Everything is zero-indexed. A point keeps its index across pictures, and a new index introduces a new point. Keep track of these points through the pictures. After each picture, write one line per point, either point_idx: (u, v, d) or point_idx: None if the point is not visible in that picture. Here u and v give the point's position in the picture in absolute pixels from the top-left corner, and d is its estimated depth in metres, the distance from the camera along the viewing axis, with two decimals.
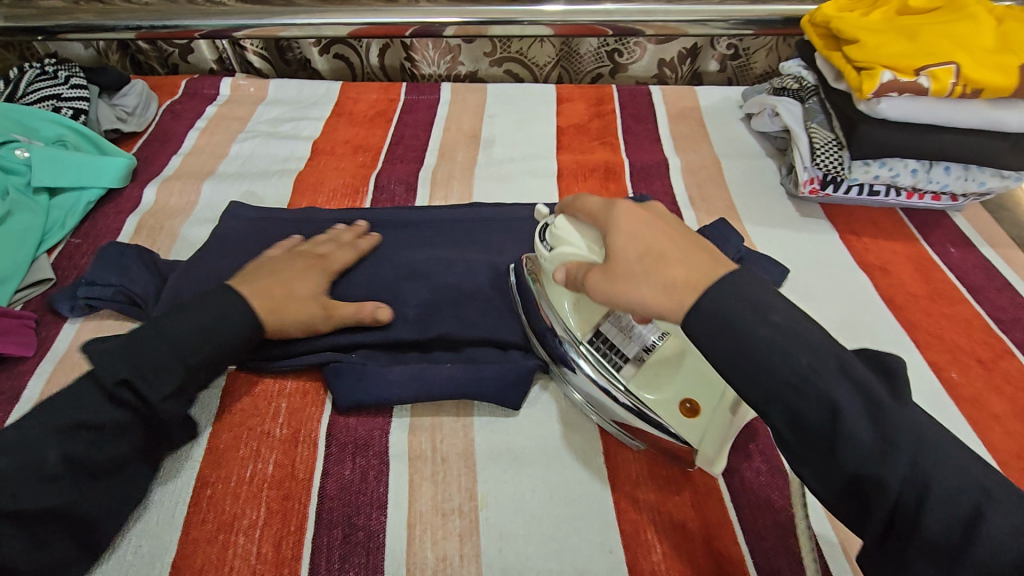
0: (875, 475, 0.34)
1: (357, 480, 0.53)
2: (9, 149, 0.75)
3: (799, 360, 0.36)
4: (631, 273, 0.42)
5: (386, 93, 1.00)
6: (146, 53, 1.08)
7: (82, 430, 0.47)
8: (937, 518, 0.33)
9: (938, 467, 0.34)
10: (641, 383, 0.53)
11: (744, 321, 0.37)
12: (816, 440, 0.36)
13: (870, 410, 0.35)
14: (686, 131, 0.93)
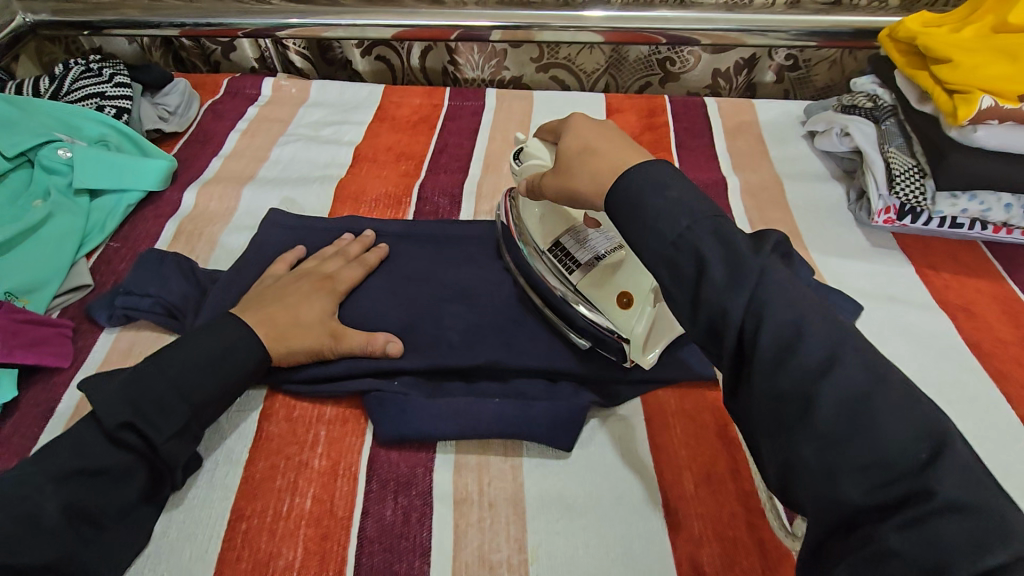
0: (721, 303, 0.36)
1: (399, 521, 0.50)
2: (52, 149, 0.73)
3: (678, 221, 0.39)
4: (571, 166, 0.49)
5: (429, 98, 0.96)
6: (188, 50, 1.06)
7: (82, 475, 0.45)
8: (775, 341, 0.34)
9: (773, 297, 0.35)
10: (587, 284, 0.58)
11: (650, 191, 0.41)
12: (686, 287, 0.38)
13: (727, 252, 0.37)
14: (745, 147, 0.88)
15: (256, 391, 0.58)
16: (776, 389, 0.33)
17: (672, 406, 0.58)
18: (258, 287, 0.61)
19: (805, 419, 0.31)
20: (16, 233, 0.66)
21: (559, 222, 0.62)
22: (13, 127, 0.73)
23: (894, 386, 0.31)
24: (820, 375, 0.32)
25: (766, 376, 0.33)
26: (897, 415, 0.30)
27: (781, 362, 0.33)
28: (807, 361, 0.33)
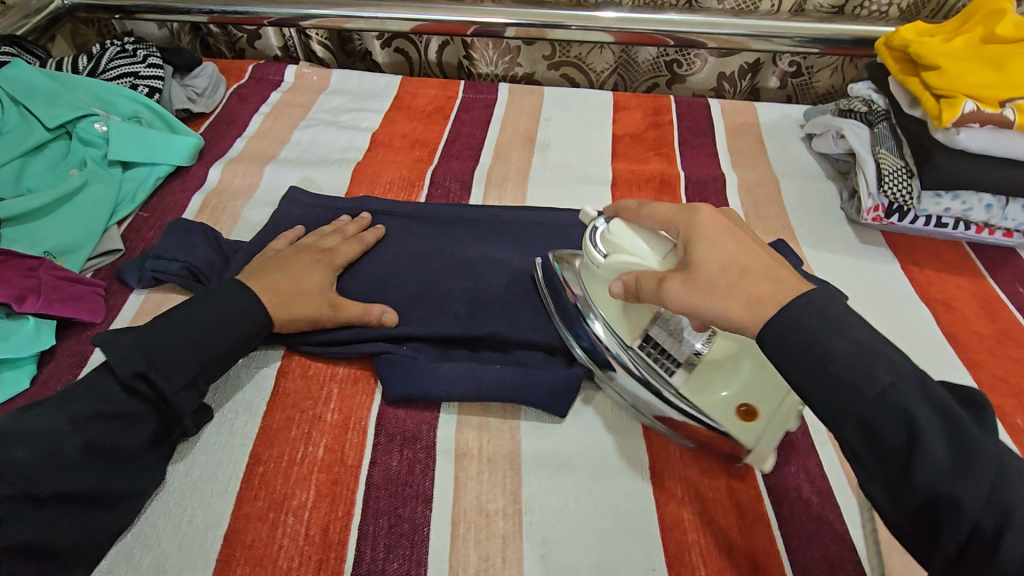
0: (954, 497, 0.33)
1: (404, 471, 0.54)
2: (89, 122, 0.78)
3: (881, 378, 0.36)
4: (713, 285, 0.42)
5: (444, 90, 1.01)
6: (216, 37, 1.12)
7: (99, 419, 0.49)
8: (1018, 542, 0.32)
9: (1018, 494, 0.33)
10: (692, 388, 0.54)
11: (826, 339, 0.38)
12: (893, 459, 0.36)
13: (951, 432, 0.35)
14: (745, 147, 0.92)
15: (270, 352, 0.62)
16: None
17: None
18: (262, 258, 0.65)
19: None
20: (54, 199, 0.70)
21: (643, 312, 0.55)
22: (54, 101, 0.77)
23: None
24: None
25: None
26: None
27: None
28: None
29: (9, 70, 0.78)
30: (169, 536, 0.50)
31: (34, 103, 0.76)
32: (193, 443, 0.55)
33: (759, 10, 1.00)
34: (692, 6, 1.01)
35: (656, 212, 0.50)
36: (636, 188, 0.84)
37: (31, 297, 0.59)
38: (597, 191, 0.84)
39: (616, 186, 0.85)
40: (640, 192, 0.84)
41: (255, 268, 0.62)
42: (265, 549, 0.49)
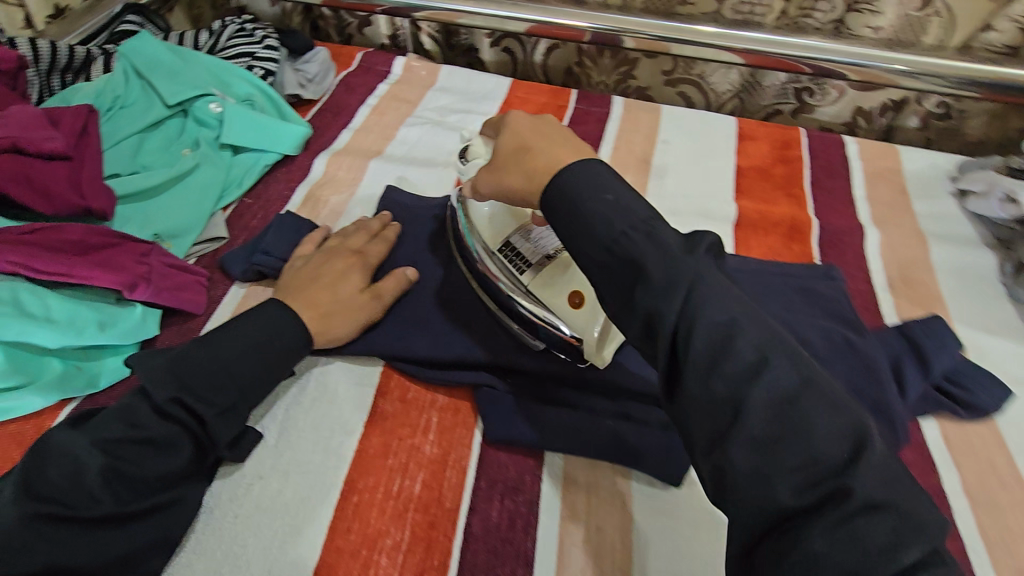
0: (657, 311, 0.38)
1: (505, 525, 0.50)
2: (205, 102, 0.76)
3: (615, 226, 0.41)
4: (506, 164, 0.50)
5: (555, 98, 0.95)
6: (327, 20, 1.10)
7: (126, 442, 0.44)
8: (702, 341, 0.36)
9: (709, 308, 0.37)
10: (539, 284, 0.55)
11: (581, 196, 0.43)
12: (622, 286, 0.40)
13: (660, 254, 0.39)
14: (887, 196, 0.82)
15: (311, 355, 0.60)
16: (709, 390, 0.35)
17: None
18: (298, 270, 0.61)
19: (739, 424, 0.34)
20: (169, 179, 0.69)
21: (509, 221, 0.59)
22: (176, 76, 0.76)
23: (819, 395, 0.34)
24: (752, 376, 0.34)
25: (702, 379, 0.35)
26: (823, 418, 0.33)
27: (713, 366, 0.35)
28: (743, 363, 0.35)
29: (135, 42, 0.77)
30: (259, 558, 0.47)
31: (158, 78, 0.76)
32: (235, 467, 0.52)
33: (917, 43, 0.90)
34: (838, 32, 0.91)
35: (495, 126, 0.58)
36: (763, 231, 0.77)
37: (142, 285, 0.57)
38: (719, 230, 0.77)
39: (740, 227, 0.78)
40: (767, 237, 0.76)
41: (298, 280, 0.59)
42: None
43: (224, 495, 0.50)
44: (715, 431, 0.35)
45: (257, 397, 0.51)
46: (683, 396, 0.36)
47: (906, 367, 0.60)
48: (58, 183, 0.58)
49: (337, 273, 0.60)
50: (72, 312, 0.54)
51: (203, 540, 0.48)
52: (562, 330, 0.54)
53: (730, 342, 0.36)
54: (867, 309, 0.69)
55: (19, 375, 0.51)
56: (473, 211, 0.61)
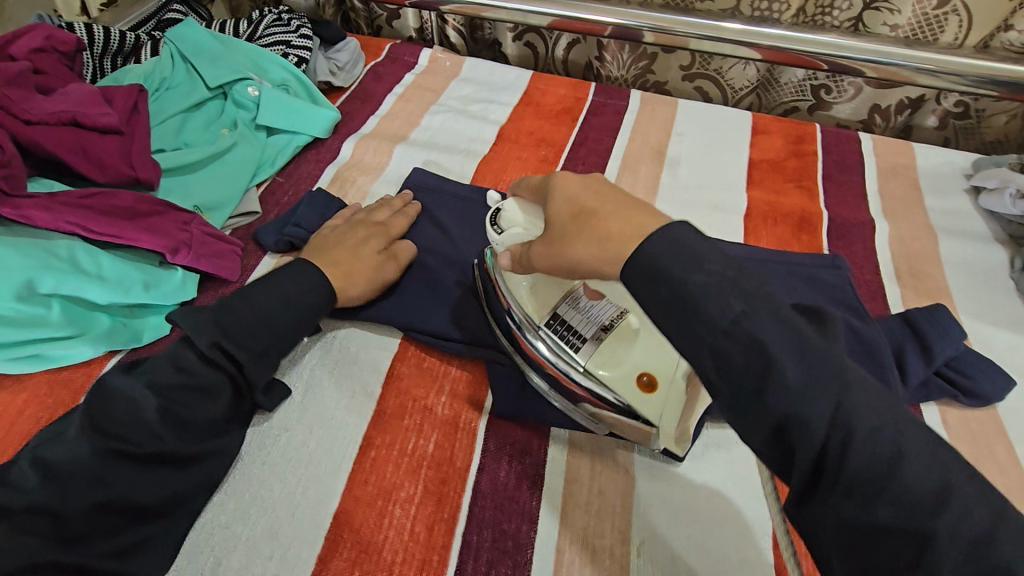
0: (801, 420, 0.33)
1: (511, 484, 0.53)
2: (243, 86, 0.81)
3: (731, 306, 0.34)
4: (568, 233, 0.43)
5: (574, 90, 0.98)
6: (357, 12, 1.14)
7: (177, 388, 0.49)
8: (861, 458, 0.32)
9: (863, 415, 0.32)
10: (598, 361, 0.54)
11: (682, 276, 0.36)
12: (747, 386, 0.34)
13: (794, 350, 0.34)
14: (899, 191, 0.83)
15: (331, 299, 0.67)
16: (869, 517, 0.32)
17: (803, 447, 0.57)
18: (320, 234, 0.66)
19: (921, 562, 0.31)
20: (207, 156, 0.74)
21: (553, 291, 0.57)
22: (217, 62, 0.82)
23: (1006, 521, 0.31)
24: (933, 507, 0.31)
25: (864, 507, 0.32)
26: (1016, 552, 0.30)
27: (875, 490, 0.32)
28: (918, 492, 0.32)
29: (182, 30, 0.83)
30: (284, 503, 0.51)
31: (201, 63, 0.81)
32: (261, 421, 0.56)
33: (936, 41, 0.90)
34: (856, 29, 0.93)
35: (530, 183, 0.52)
36: (773, 222, 0.79)
37: (184, 250, 0.61)
38: (729, 220, 0.79)
39: (750, 217, 0.80)
40: (776, 227, 0.78)
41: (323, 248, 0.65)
42: (372, 535, 0.49)
43: (253, 443, 0.54)
44: (887, 570, 0.32)
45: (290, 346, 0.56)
46: (828, 519, 0.33)
47: (908, 354, 0.62)
48: (110, 154, 0.63)
49: (359, 243, 0.63)
50: (120, 272, 0.58)
51: (233, 483, 0.52)
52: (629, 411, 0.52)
53: (897, 468, 0.32)
54: (871, 298, 0.70)
55: (71, 327, 0.55)
56: (512, 281, 0.57)
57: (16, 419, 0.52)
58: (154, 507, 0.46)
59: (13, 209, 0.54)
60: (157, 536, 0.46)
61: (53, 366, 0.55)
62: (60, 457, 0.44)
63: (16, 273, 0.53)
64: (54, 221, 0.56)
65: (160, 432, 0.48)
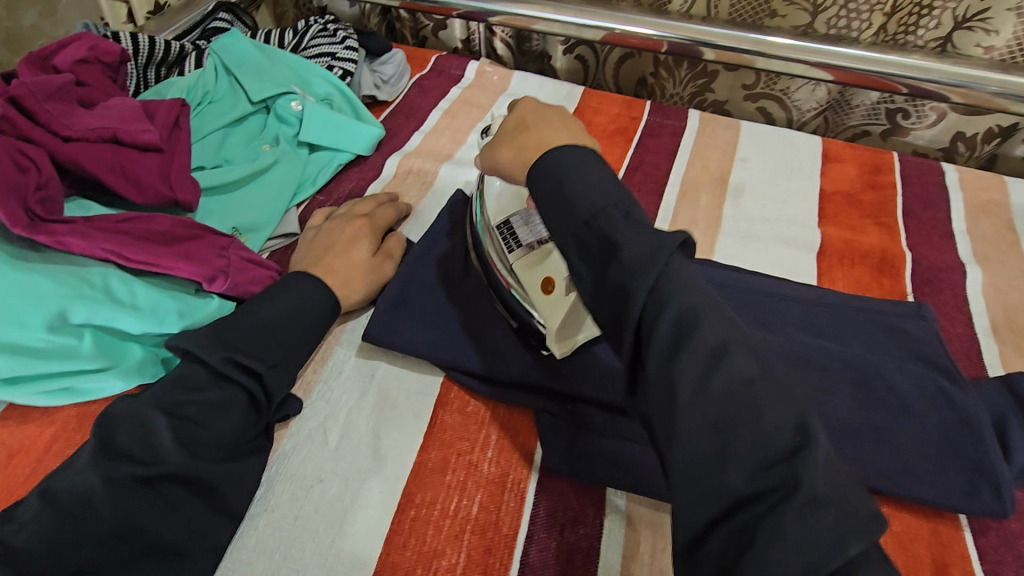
0: (629, 287, 0.37)
1: (563, 557, 0.48)
2: (287, 100, 0.78)
3: (597, 201, 0.41)
4: (501, 140, 0.50)
5: (628, 109, 0.93)
6: (403, 22, 1.11)
7: (185, 404, 0.46)
8: (668, 321, 0.36)
9: (679, 291, 0.37)
10: (520, 266, 0.57)
11: (568, 169, 0.42)
12: (598, 253, 0.40)
13: (643, 231, 0.39)
14: (990, 232, 0.75)
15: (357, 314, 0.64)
16: (670, 376, 0.34)
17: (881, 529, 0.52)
18: (338, 237, 0.64)
19: (694, 405, 0.33)
20: (249, 174, 0.71)
21: (514, 202, 0.61)
22: (261, 74, 0.79)
23: (774, 384, 0.34)
24: (712, 362, 0.34)
25: (663, 360, 0.35)
26: (777, 409, 0.32)
27: (675, 349, 0.35)
28: (704, 350, 0.35)
29: (227, 40, 0.80)
30: (315, 566, 0.47)
31: (244, 76, 0.78)
32: (290, 469, 0.52)
33: None
34: (944, 50, 0.85)
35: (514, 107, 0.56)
36: (850, 263, 0.72)
37: (221, 278, 0.57)
38: (800, 258, 0.72)
39: (823, 256, 0.73)
40: (853, 269, 0.71)
41: (359, 264, 0.62)
42: None
43: (285, 495, 0.50)
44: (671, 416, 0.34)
45: (300, 360, 0.54)
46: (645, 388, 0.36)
47: (1011, 426, 0.55)
48: (149, 174, 0.60)
49: (377, 265, 0.63)
50: (155, 300, 0.55)
51: (262, 539, 0.48)
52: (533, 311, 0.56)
53: (693, 329, 0.35)
54: (965, 357, 0.63)
55: (103, 360, 0.52)
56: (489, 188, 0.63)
57: (44, 455, 0.50)
58: (179, 546, 0.43)
59: (47, 235, 0.50)
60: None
61: (85, 400, 0.53)
62: (68, 487, 0.41)
63: (48, 302, 0.50)
64: (90, 247, 0.52)
65: (170, 454, 0.44)
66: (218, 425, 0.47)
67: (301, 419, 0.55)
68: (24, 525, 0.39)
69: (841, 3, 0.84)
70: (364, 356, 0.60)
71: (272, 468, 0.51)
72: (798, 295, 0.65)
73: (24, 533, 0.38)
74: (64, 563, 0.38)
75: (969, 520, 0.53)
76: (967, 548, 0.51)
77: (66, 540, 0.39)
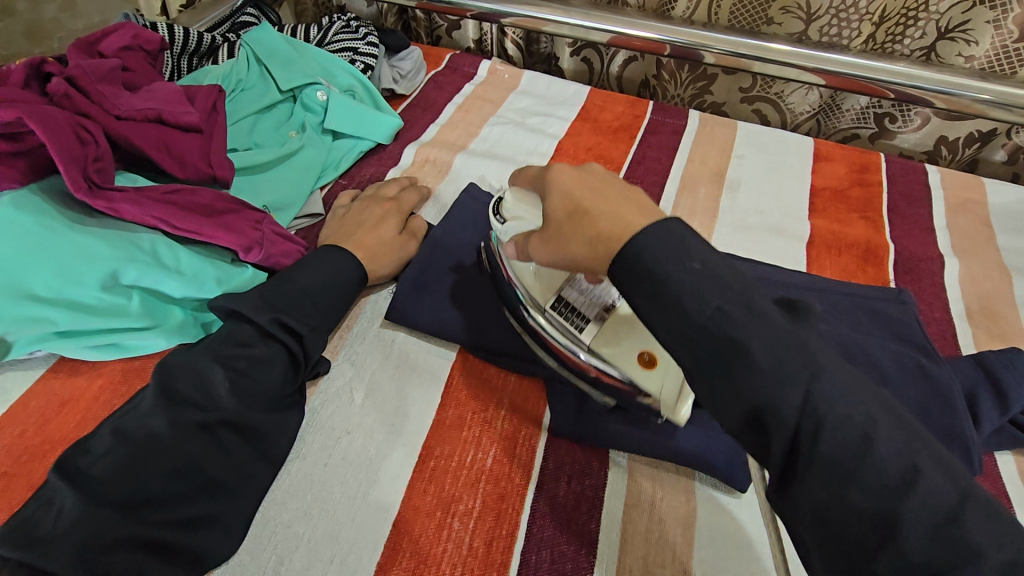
0: (772, 400, 0.35)
1: (570, 504, 0.52)
2: (312, 90, 0.83)
3: (709, 302, 0.38)
4: (565, 231, 0.46)
5: (631, 108, 0.98)
6: (418, 22, 1.16)
7: (237, 356, 0.52)
8: (833, 439, 0.33)
9: (836, 402, 0.34)
10: (602, 340, 0.53)
11: (661, 268, 0.39)
12: (723, 369, 0.37)
13: (766, 337, 0.36)
14: (969, 228, 0.81)
15: (382, 288, 0.69)
16: (843, 498, 0.33)
17: None
18: (367, 216, 0.70)
19: (891, 541, 0.31)
20: (277, 156, 0.76)
21: (556, 273, 0.57)
22: (289, 66, 0.84)
23: (977, 506, 0.32)
24: (902, 488, 0.32)
25: (839, 489, 0.33)
26: (992, 540, 0.31)
27: (850, 473, 0.33)
28: (889, 471, 0.32)
29: (257, 33, 0.86)
30: (344, 508, 0.51)
31: (274, 66, 0.83)
32: (320, 423, 0.57)
33: (1013, 75, 0.88)
34: (928, 58, 0.91)
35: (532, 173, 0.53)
36: (837, 252, 0.77)
37: (256, 249, 0.61)
38: (791, 247, 0.78)
39: (812, 246, 0.78)
40: (840, 259, 0.76)
41: (386, 241, 0.68)
42: (430, 546, 0.49)
43: (315, 445, 0.55)
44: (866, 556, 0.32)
45: (333, 323, 0.60)
46: (800, 502, 0.34)
47: (982, 400, 0.59)
48: (191, 152, 0.65)
49: (402, 244, 0.69)
50: (196, 267, 0.59)
51: (295, 481, 0.53)
52: (633, 387, 0.52)
53: (870, 447, 0.33)
54: (942, 337, 0.68)
55: (147, 319, 0.57)
56: (517, 269, 0.58)
57: (93, 404, 0.54)
58: (225, 482, 0.48)
59: (104, 202, 0.55)
60: (218, 513, 0.47)
61: (127, 355, 0.57)
62: (136, 427, 0.47)
63: (102, 264, 0.54)
64: (141, 215, 0.57)
65: (225, 401, 0.50)
66: (262, 379, 0.52)
67: (330, 378, 0.60)
68: (101, 458, 0.45)
69: (834, 12, 0.90)
70: (387, 325, 0.65)
71: (303, 421, 0.56)
72: (788, 281, 0.70)
73: (101, 465, 0.44)
74: (135, 491, 0.44)
75: None
76: None
77: (137, 470, 0.45)
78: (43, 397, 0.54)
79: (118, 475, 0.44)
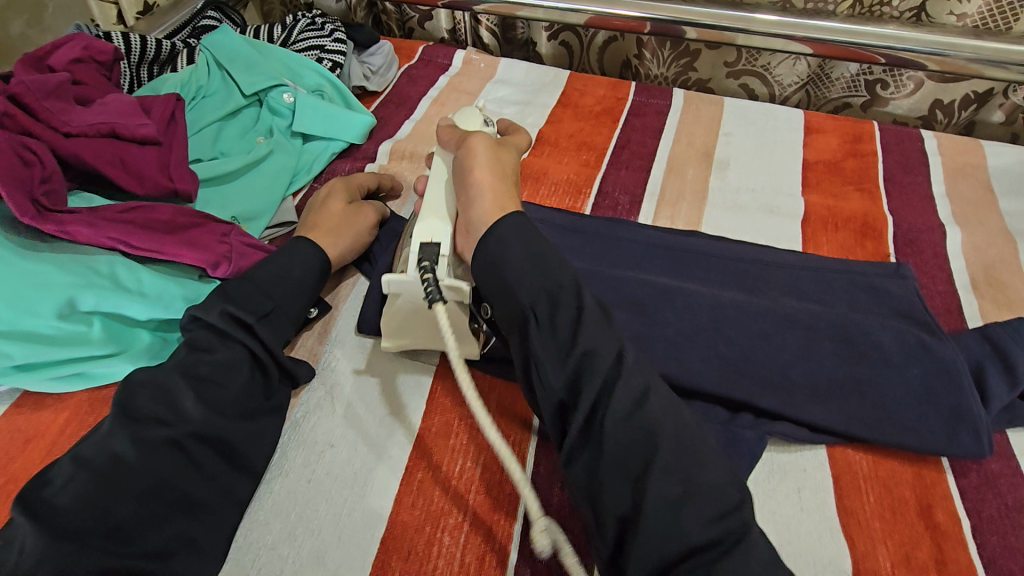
0: (593, 348, 0.43)
1: (563, 512, 0.50)
2: (279, 93, 0.80)
3: (563, 277, 0.47)
4: (485, 171, 0.54)
5: (614, 90, 0.94)
6: (389, 15, 1.13)
7: (200, 364, 0.49)
8: (624, 389, 0.42)
9: (630, 366, 0.44)
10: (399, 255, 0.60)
11: (545, 246, 0.49)
12: (560, 321, 0.45)
13: (594, 306, 0.46)
14: (969, 193, 0.78)
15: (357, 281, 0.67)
16: (624, 437, 0.41)
17: (864, 469, 0.55)
18: (316, 201, 0.68)
19: (655, 458, 0.40)
20: (245, 164, 0.73)
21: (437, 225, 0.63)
22: (253, 69, 0.81)
23: (712, 449, 0.42)
24: (666, 422, 0.42)
25: (622, 425, 0.41)
26: (722, 470, 0.41)
27: (632, 414, 0.42)
28: (660, 414, 0.42)
29: (217, 37, 0.83)
30: (329, 528, 0.49)
31: (237, 70, 0.80)
32: (300, 440, 0.54)
33: (1009, 31, 0.84)
34: (919, 19, 0.87)
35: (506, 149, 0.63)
36: (833, 228, 0.74)
37: (224, 264, 0.59)
38: (785, 226, 0.75)
39: (808, 222, 0.75)
40: (838, 234, 0.73)
41: (337, 216, 0.65)
42: (420, 564, 0.47)
43: (297, 462, 0.52)
44: (623, 486, 0.40)
45: (294, 313, 0.57)
46: (598, 442, 0.41)
47: (990, 374, 0.57)
48: (149, 165, 0.62)
49: (357, 215, 0.66)
50: (161, 287, 0.56)
51: (279, 502, 0.50)
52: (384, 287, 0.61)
53: (644, 403, 0.42)
54: (946, 311, 0.65)
55: (112, 345, 0.54)
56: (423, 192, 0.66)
57: (59, 438, 0.51)
58: (204, 501, 0.45)
59: (54, 225, 0.53)
60: (193, 535, 0.44)
61: (95, 384, 0.54)
62: (98, 451, 0.43)
63: (58, 291, 0.52)
64: (97, 237, 0.54)
65: (193, 412, 0.46)
66: (228, 389, 0.49)
67: (310, 389, 0.58)
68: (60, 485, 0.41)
69: None
70: (360, 333, 0.62)
71: (284, 435, 0.54)
72: (784, 260, 0.68)
73: (65, 492, 0.41)
74: (105, 518, 0.41)
75: (951, 463, 0.55)
76: (948, 488, 0.53)
77: (104, 495, 0.41)
78: (9, 433, 0.52)
79: (82, 500, 0.40)
